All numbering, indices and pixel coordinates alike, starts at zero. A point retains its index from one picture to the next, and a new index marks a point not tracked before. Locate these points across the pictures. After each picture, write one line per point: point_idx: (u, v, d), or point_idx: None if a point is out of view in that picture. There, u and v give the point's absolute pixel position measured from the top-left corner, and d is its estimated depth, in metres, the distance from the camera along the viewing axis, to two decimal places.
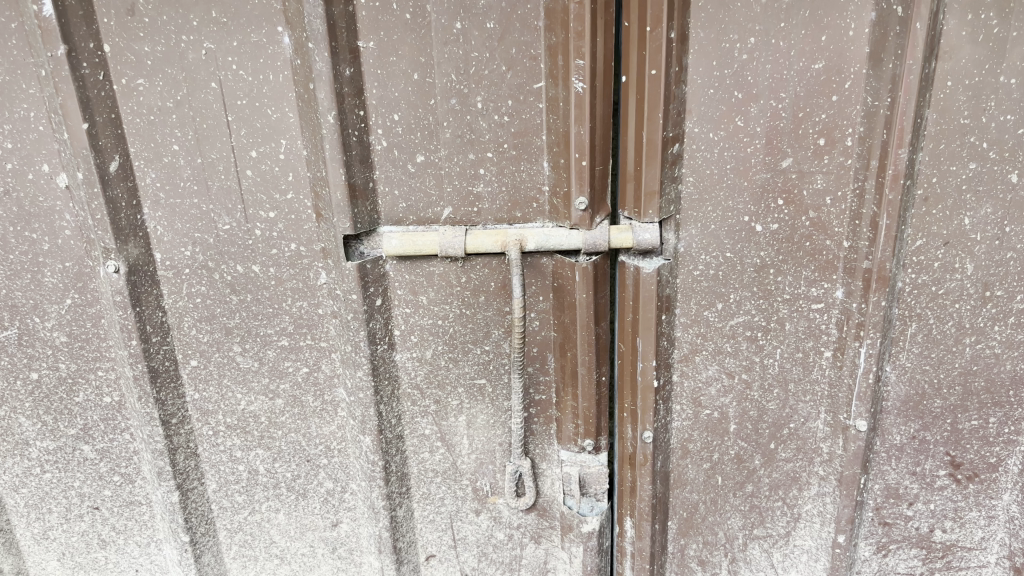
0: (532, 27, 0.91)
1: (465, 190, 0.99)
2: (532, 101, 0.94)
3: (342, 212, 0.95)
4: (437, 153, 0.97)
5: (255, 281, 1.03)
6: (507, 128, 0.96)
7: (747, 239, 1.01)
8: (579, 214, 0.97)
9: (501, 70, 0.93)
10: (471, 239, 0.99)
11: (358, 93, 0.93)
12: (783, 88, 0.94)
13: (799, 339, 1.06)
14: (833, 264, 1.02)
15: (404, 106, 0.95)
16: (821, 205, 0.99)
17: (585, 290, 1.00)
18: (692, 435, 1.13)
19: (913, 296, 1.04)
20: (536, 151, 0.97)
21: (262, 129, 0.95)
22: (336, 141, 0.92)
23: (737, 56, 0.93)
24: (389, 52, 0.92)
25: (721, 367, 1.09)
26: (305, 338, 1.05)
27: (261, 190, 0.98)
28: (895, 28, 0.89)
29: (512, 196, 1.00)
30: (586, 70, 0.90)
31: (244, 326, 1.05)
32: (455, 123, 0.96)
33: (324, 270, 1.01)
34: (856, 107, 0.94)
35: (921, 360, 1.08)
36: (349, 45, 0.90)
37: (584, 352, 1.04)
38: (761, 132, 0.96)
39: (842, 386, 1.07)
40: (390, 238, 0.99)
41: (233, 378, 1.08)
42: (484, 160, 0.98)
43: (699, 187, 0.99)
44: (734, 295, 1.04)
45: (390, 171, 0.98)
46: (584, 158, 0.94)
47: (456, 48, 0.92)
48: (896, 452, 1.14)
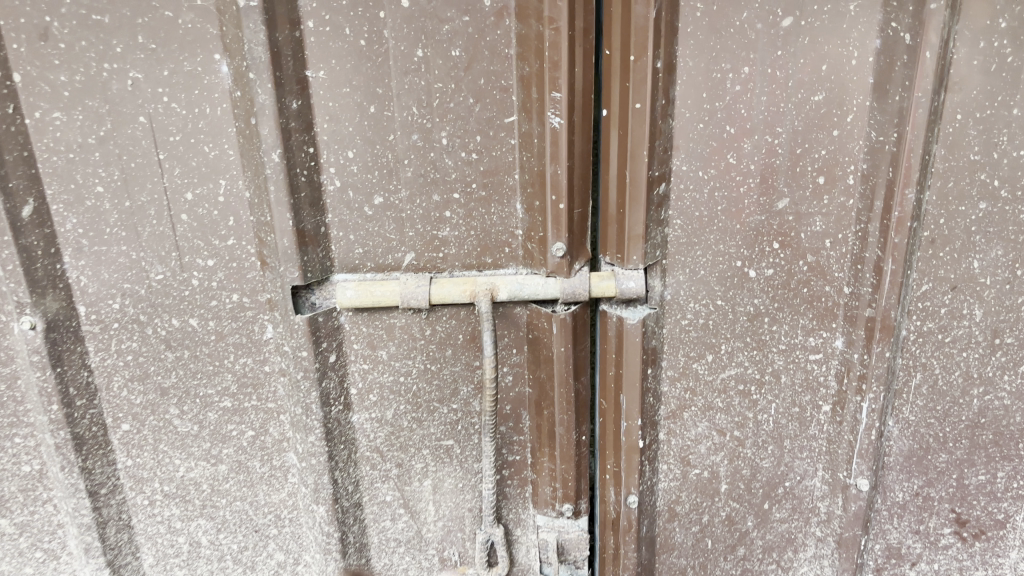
0: (502, 55, 0.82)
1: (429, 235, 0.89)
2: (503, 136, 0.85)
3: (290, 261, 0.85)
4: (396, 194, 0.87)
5: (194, 337, 0.92)
6: (475, 165, 0.86)
7: (740, 286, 0.92)
8: (557, 261, 0.87)
9: (468, 103, 0.83)
10: (438, 288, 0.88)
11: (308, 128, 0.83)
12: (779, 122, 0.86)
13: (796, 393, 0.98)
14: (832, 311, 0.94)
15: (359, 141, 0.84)
16: (820, 248, 0.91)
17: (563, 344, 0.90)
18: (680, 496, 1.02)
19: (917, 345, 0.96)
20: (508, 191, 0.87)
21: (198, 168, 0.84)
22: (284, 182, 0.82)
23: (729, 87, 0.84)
24: (342, 81, 0.82)
25: (712, 424, 0.98)
26: (251, 399, 0.94)
27: (199, 236, 0.87)
28: (902, 56, 0.82)
29: (481, 241, 0.89)
30: (563, 103, 0.80)
31: (182, 386, 0.94)
32: (416, 160, 0.86)
33: (271, 323, 0.90)
34: (857, 142, 0.87)
35: (925, 413, 1.00)
36: (297, 75, 0.81)
37: (563, 410, 0.94)
38: (756, 170, 0.87)
39: (842, 442, 1.00)
40: (344, 288, 0.88)
41: (170, 443, 0.96)
42: (450, 202, 0.88)
43: (688, 230, 0.89)
44: (725, 346, 0.95)
45: (344, 214, 0.87)
46: (562, 200, 0.84)
47: (417, 77, 0.82)
48: (899, 509, 1.05)
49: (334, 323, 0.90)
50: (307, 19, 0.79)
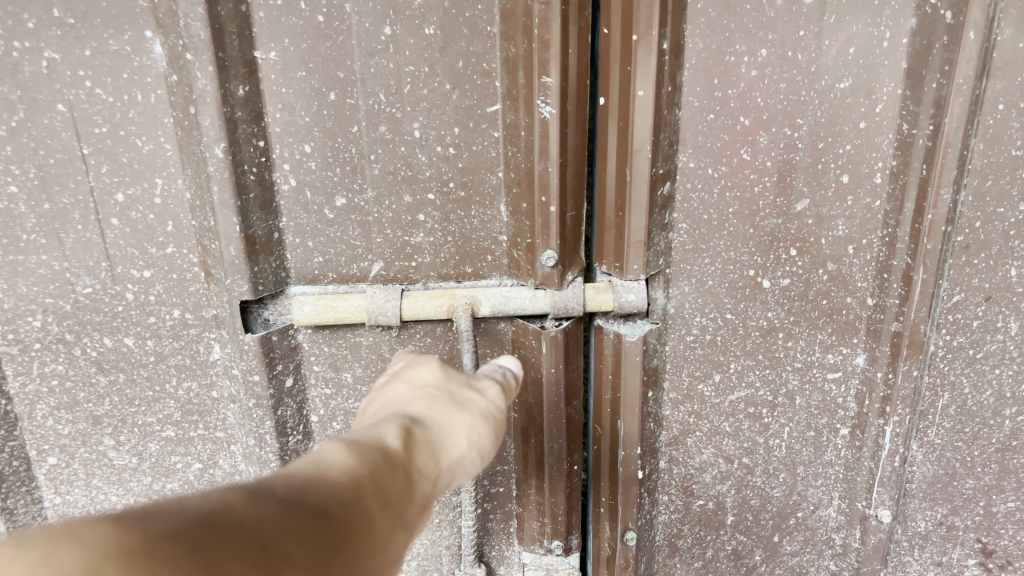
0: (484, 33, 0.70)
1: (400, 241, 0.78)
2: (484, 128, 0.74)
3: (239, 272, 0.73)
4: (362, 195, 0.75)
5: (130, 359, 0.80)
6: (452, 161, 0.75)
7: (752, 298, 0.81)
8: (546, 271, 0.77)
9: (445, 89, 0.72)
10: (409, 304, 0.77)
11: (257, 118, 0.71)
12: (800, 112, 0.75)
13: (811, 416, 0.88)
14: (854, 325, 0.84)
15: (318, 133, 0.73)
16: (842, 255, 0.81)
17: (552, 365, 0.80)
18: (682, 530, 0.92)
19: (945, 361, 0.86)
20: (490, 192, 0.76)
21: (129, 164, 0.72)
22: (229, 181, 0.70)
23: (744, 72, 0.73)
24: (298, 63, 0.70)
25: (718, 450, 0.88)
26: (196, 428, 0.83)
27: (132, 243, 0.75)
28: (941, 38, 0.72)
29: (460, 248, 0.78)
30: (555, 90, 0.69)
31: (117, 415, 0.82)
32: (384, 155, 0.74)
33: (218, 342, 0.79)
34: (886, 136, 0.76)
35: (952, 436, 0.90)
36: (243, 56, 0.69)
37: (552, 438, 0.84)
38: (772, 167, 0.77)
39: (861, 470, 0.90)
40: (302, 303, 0.76)
41: (104, 478, 0.85)
42: (424, 203, 0.76)
43: (694, 235, 0.78)
44: (734, 364, 0.84)
45: (300, 218, 0.76)
46: (553, 202, 0.73)
47: (385, 59, 0.71)
48: (920, 540, 0.96)
49: (291, 342, 0.79)
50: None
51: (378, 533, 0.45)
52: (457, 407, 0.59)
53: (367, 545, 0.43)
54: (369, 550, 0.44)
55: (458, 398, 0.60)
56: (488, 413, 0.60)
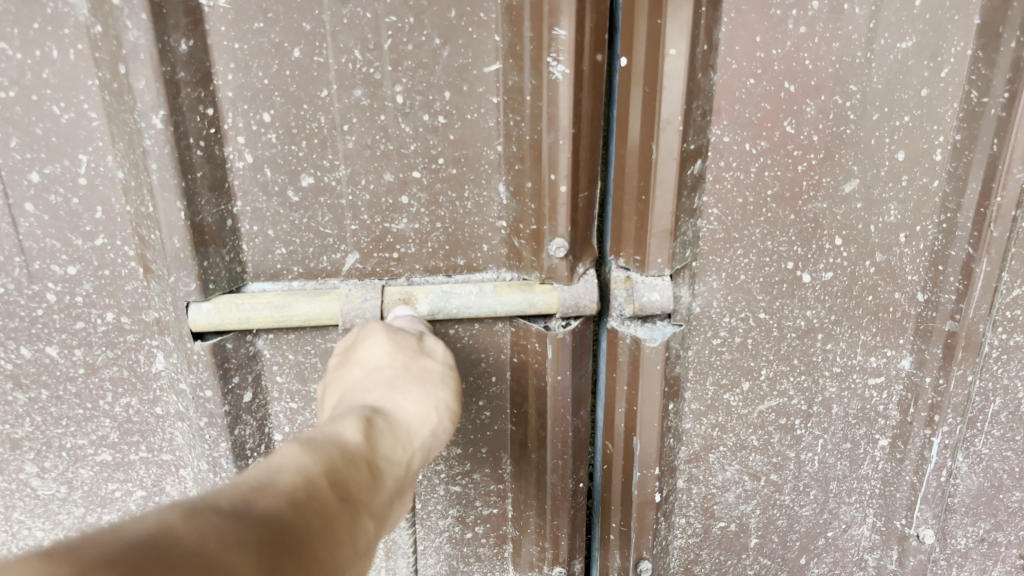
0: None
1: (379, 229, 0.65)
2: (481, 93, 0.61)
3: (185, 269, 0.60)
4: (332, 173, 0.63)
5: (55, 372, 0.66)
6: (441, 133, 0.62)
7: (790, 294, 0.70)
8: (553, 262, 0.65)
9: (435, 46, 0.60)
10: (387, 299, 0.65)
11: (205, 80, 0.58)
12: (855, 77, 0.64)
13: (849, 426, 0.77)
14: (901, 324, 0.74)
15: (279, 98, 0.60)
16: (893, 244, 0.70)
17: (556, 371, 0.69)
18: (699, 555, 0.81)
19: (1000, 363, 0.76)
20: (487, 169, 0.64)
21: (46, 137, 0.59)
22: (171, 158, 0.57)
23: (790, 28, 0.61)
24: (254, 12, 0.57)
25: (743, 466, 0.77)
26: (137, 450, 0.70)
27: (53, 234, 0.61)
28: None
29: (451, 236, 0.66)
30: (569, 45, 0.57)
31: (41, 437, 0.69)
32: (361, 125, 0.61)
33: (160, 351, 0.66)
34: (951, 105, 0.66)
35: (1002, 445, 0.81)
36: (185, 1, 0.55)
37: (555, 454, 0.72)
38: (818, 142, 0.65)
39: (901, 485, 0.80)
40: (201, 303, 0.62)
41: (27, 510, 0.72)
42: (408, 181, 0.64)
43: (726, 222, 0.67)
44: (765, 371, 0.73)
45: (258, 201, 0.63)
46: (563, 181, 0.62)
47: (361, 7, 0.58)
48: (959, 558, 0.86)
49: (249, 349, 0.66)
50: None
51: (347, 533, 0.38)
52: (417, 379, 0.54)
53: (339, 542, 0.37)
54: (340, 549, 0.37)
55: (415, 369, 0.55)
56: (441, 393, 0.55)
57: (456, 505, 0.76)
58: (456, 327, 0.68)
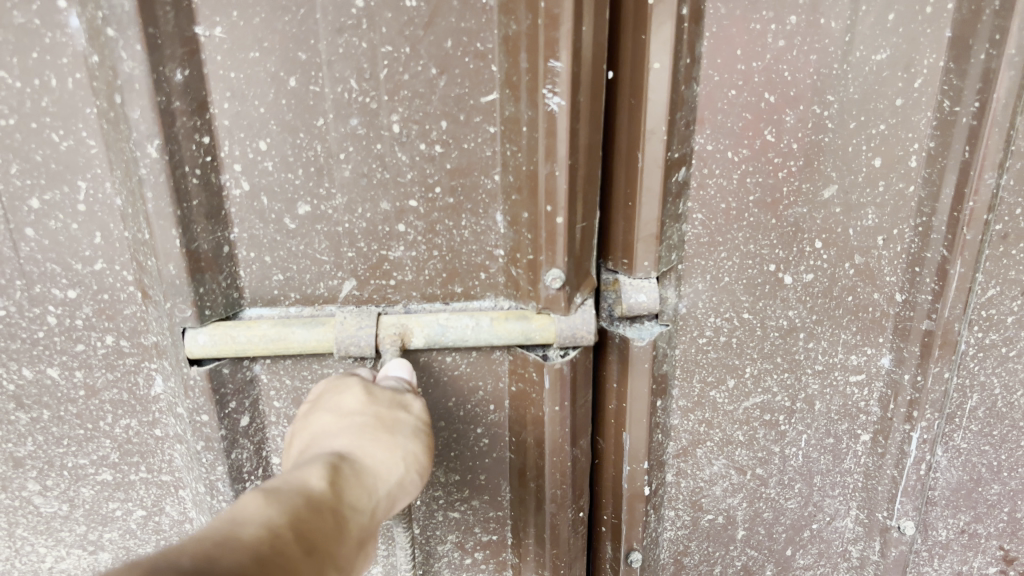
0: (477, 7, 0.60)
1: (376, 257, 0.68)
2: (478, 122, 0.64)
3: (181, 295, 0.63)
4: (328, 201, 0.65)
5: (56, 394, 0.70)
6: (438, 162, 0.65)
7: (773, 294, 0.73)
8: (550, 293, 0.67)
9: (431, 75, 0.62)
10: (383, 332, 0.67)
11: (200, 108, 0.61)
12: (833, 87, 0.67)
13: (832, 422, 0.80)
14: (880, 323, 0.76)
15: (275, 126, 0.62)
16: (871, 247, 0.73)
17: (555, 402, 0.71)
18: (688, 547, 0.84)
19: (977, 361, 0.79)
20: (484, 198, 0.67)
21: (45, 164, 0.61)
22: (167, 186, 0.60)
23: (771, 42, 0.64)
24: (249, 42, 0.60)
25: (730, 461, 0.80)
26: (137, 470, 0.74)
27: (53, 258, 0.65)
28: (993, 3, 0.64)
29: (449, 264, 0.69)
30: (565, 77, 0.59)
31: (44, 455, 0.73)
32: (357, 154, 0.64)
33: (158, 373, 0.69)
34: (925, 114, 0.68)
35: (980, 440, 0.83)
36: (181, 32, 0.58)
37: (554, 484, 0.75)
38: (798, 150, 0.68)
39: (882, 478, 0.83)
40: (196, 332, 0.65)
41: (30, 526, 0.77)
42: (405, 211, 0.66)
43: (710, 226, 0.69)
44: (750, 368, 0.76)
45: (255, 227, 0.65)
46: (560, 212, 0.64)
47: (356, 37, 0.60)
48: (940, 549, 0.89)
49: (246, 373, 0.69)
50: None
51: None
52: (386, 432, 0.58)
53: None
54: None
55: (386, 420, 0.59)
56: (410, 445, 0.58)
57: (455, 531, 0.80)
58: (454, 355, 0.71)
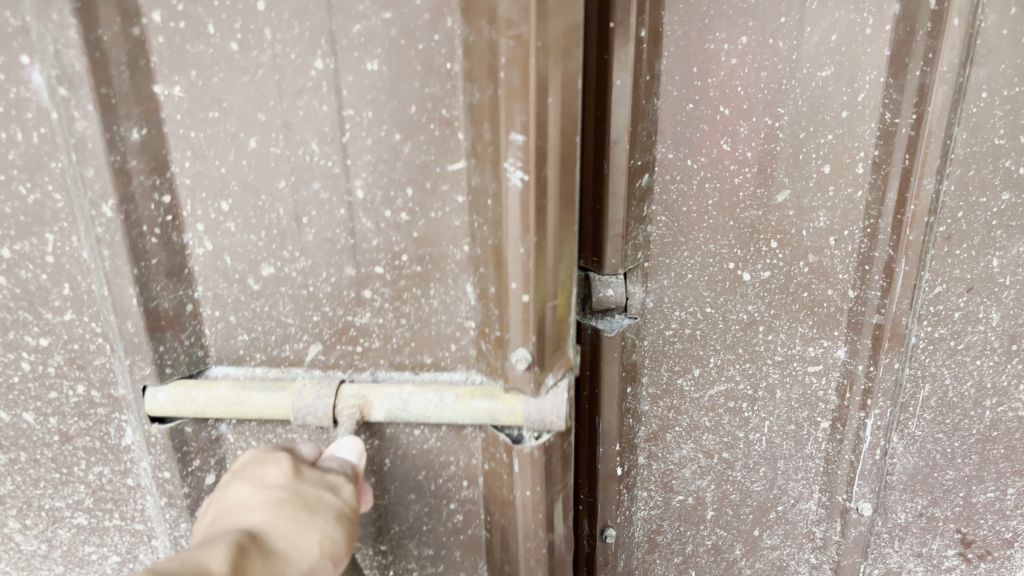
0: (440, 70, 0.65)
1: (342, 322, 0.75)
2: (445, 189, 0.69)
3: (141, 353, 0.72)
4: (293, 264, 0.73)
5: (32, 437, 0.79)
6: (405, 230, 0.71)
7: (732, 291, 0.80)
8: (521, 373, 0.69)
9: (395, 140, 0.68)
10: (342, 402, 0.73)
11: (160, 167, 0.68)
12: (781, 101, 0.73)
13: (792, 409, 0.87)
14: (835, 317, 0.83)
15: (236, 186, 0.70)
16: (823, 247, 0.79)
17: (527, 487, 0.74)
18: (661, 526, 0.90)
19: (927, 353, 0.85)
20: (452, 268, 0.72)
21: (17, 217, 0.70)
22: (122, 246, 0.68)
23: (724, 60, 0.71)
24: (209, 102, 0.67)
25: (698, 445, 0.87)
26: (110, 517, 0.83)
27: (25, 305, 0.73)
28: (925, 24, 0.70)
29: (416, 335, 0.75)
30: (527, 149, 0.61)
31: (24, 496, 0.82)
32: (320, 218, 0.71)
33: (127, 424, 0.77)
34: (869, 125, 0.75)
35: (933, 428, 0.89)
36: (137, 93, 0.66)
37: (529, 568, 0.78)
38: (752, 158, 0.75)
39: (841, 463, 0.89)
40: (156, 392, 0.73)
41: (13, 561, 0.87)
42: (369, 277, 0.73)
43: (674, 227, 0.76)
44: (714, 359, 0.83)
45: (219, 287, 0.73)
46: (528, 291, 0.66)
47: (315, 100, 0.67)
48: (900, 532, 0.95)
49: (208, 431, 0.77)
50: (151, 10, 0.64)
51: None
52: (307, 513, 0.60)
53: None
54: None
55: (308, 499, 0.62)
56: (329, 528, 0.60)
57: None
58: (423, 430, 0.77)
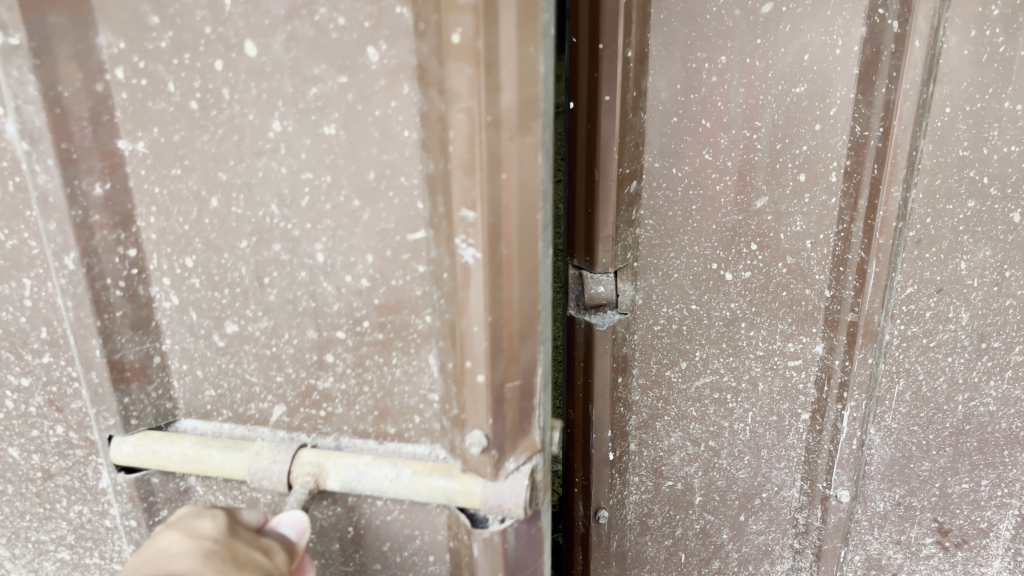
0: (398, 138, 0.64)
1: (305, 385, 0.74)
2: (404, 260, 0.67)
3: (105, 403, 0.76)
4: (255, 322, 0.73)
5: (17, 472, 0.85)
6: (366, 296, 0.69)
7: (715, 289, 0.86)
8: (477, 456, 0.68)
9: (354, 207, 0.67)
10: (298, 468, 0.71)
11: (125, 222, 0.71)
12: (758, 115, 0.80)
13: (774, 401, 0.93)
14: (813, 315, 0.89)
15: (200, 244, 0.71)
16: (800, 250, 0.86)
17: (490, 568, 0.72)
18: (652, 510, 0.97)
19: (900, 350, 0.91)
20: (415, 338, 0.70)
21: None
22: (86, 297, 0.72)
23: (706, 78, 0.78)
24: (172, 159, 0.68)
25: (685, 434, 0.93)
26: (90, 553, 0.87)
27: (10, 347, 0.79)
28: (889, 46, 0.77)
29: (379, 404, 0.73)
30: (476, 227, 0.61)
31: (14, 527, 0.89)
32: (281, 279, 0.71)
33: (102, 467, 0.81)
34: (841, 137, 0.81)
35: (908, 421, 0.95)
36: (101, 147, 0.68)
37: None
38: (732, 167, 0.82)
39: (821, 452, 0.95)
40: (122, 442, 0.76)
41: None
42: (331, 342, 0.72)
43: (661, 230, 0.83)
44: (699, 352, 0.89)
45: (185, 340, 0.75)
46: (480, 368, 0.65)
47: (274, 160, 0.67)
48: (879, 519, 1.00)
49: (177, 485, 0.79)
50: (114, 64, 0.66)
51: None
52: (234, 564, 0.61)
53: None
54: None
55: (238, 556, 0.62)
56: None
57: None
58: (386, 501, 0.75)
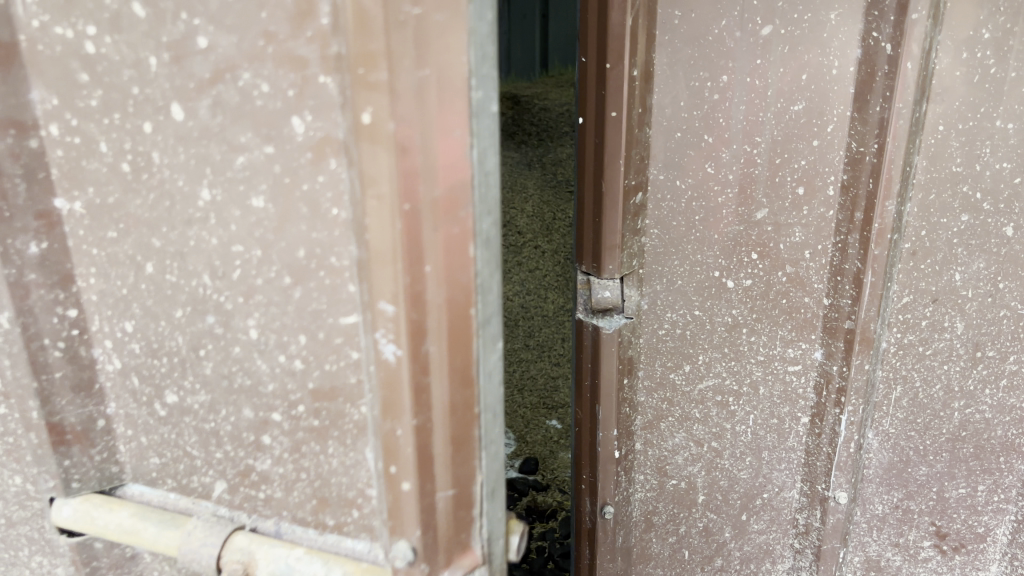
0: (326, 214, 0.44)
1: (243, 463, 0.52)
2: (337, 343, 0.46)
3: (44, 465, 0.56)
4: (193, 395, 0.52)
5: None
6: (300, 378, 0.48)
7: (717, 296, 0.91)
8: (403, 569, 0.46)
9: (284, 284, 0.46)
10: (226, 555, 0.50)
11: (63, 281, 0.52)
12: (758, 131, 0.84)
13: (774, 405, 0.97)
14: (811, 323, 0.93)
15: (138, 309, 0.51)
16: (799, 259, 0.90)
17: None
18: (657, 507, 1.01)
19: (897, 357, 0.95)
20: (353, 429, 0.49)
21: None
22: (21, 357, 0.53)
23: (708, 95, 0.82)
24: (106, 220, 0.49)
25: (689, 435, 0.98)
26: None
27: None
28: (883, 67, 0.81)
29: (318, 492, 0.51)
30: (395, 324, 0.42)
31: None
32: (216, 353, 0.50)
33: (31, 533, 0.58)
34: (837, 153, 0.86)
35: (905, 426, 0.99)
36: (33, 204, 0.50)
37: None
38: (734, 180, 0.86)
39: (820, 455, 0.99)
40: (62, 503, 0.56)
41: None
42: (269, 422, 0.51)
43: (665, 239, 0.88)
44: (702, 356, 0.94)
45: (128, 406, 0.55)
46: (404, 476, 0.45)
47: (206, 232, 0.47)
48: (878, 522, 1.04)
49: (123, 550, 0.57)
50: (48, 122, 0.48)
51: None
52: None
53: None
54: None
55: None
56: None
57: None
58: None
